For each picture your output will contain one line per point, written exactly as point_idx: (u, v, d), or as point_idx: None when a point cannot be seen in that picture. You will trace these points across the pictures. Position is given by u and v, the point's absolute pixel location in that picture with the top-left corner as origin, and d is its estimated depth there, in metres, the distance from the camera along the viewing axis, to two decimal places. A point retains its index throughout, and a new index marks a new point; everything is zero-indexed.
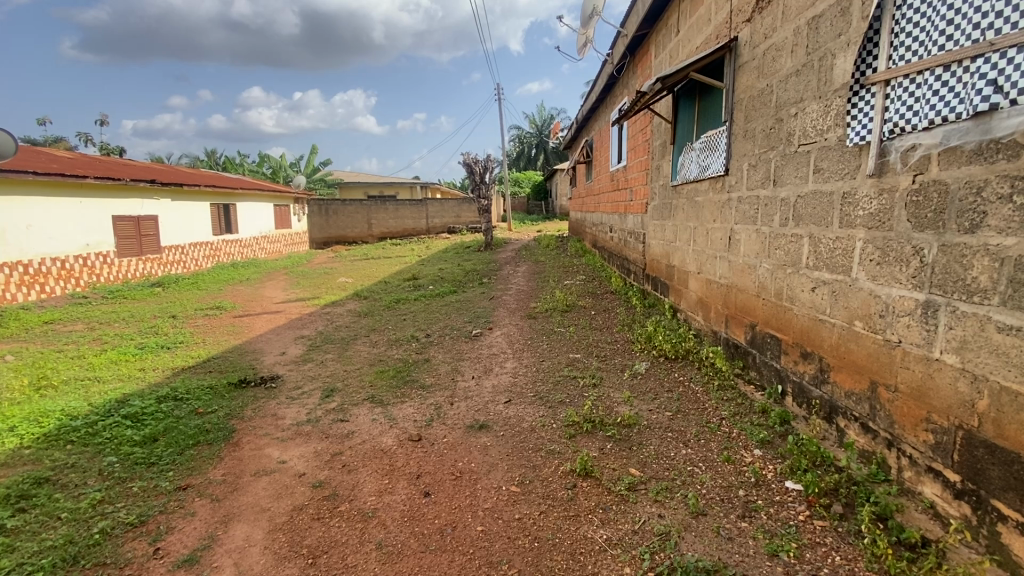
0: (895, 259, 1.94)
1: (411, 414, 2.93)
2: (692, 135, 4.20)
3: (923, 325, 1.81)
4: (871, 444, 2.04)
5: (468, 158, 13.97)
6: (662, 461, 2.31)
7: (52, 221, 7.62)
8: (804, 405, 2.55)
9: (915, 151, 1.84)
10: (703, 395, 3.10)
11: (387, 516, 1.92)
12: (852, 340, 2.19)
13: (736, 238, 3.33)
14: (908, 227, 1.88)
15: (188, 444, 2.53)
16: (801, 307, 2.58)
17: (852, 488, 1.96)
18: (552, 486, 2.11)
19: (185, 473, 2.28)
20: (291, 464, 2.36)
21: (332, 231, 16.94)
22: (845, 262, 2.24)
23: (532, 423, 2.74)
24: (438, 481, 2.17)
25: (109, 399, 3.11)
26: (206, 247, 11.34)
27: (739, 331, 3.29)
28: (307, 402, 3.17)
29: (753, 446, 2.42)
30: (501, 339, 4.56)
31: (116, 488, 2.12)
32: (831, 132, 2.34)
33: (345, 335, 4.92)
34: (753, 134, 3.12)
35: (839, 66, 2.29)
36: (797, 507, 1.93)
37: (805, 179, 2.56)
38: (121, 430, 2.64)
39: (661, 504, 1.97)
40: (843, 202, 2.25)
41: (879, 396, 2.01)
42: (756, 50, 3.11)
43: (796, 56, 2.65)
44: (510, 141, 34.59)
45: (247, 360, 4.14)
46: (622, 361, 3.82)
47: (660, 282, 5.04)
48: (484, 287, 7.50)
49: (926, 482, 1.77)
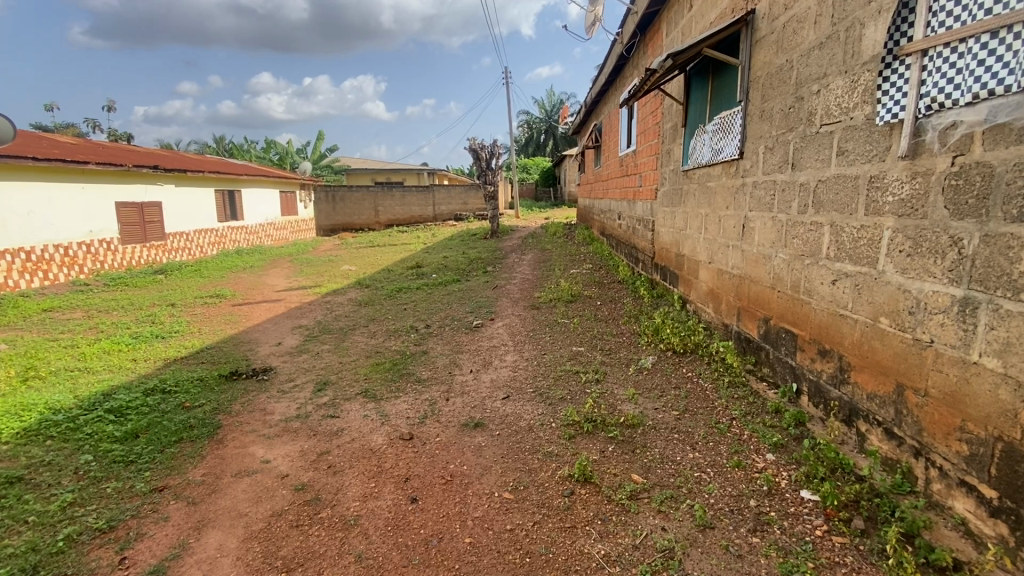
0: (929, 250, 1.75)
1: (404, 410, 2.81)
2: (705, 118, 3.96)
3: (959, 325, 1.62)
4: (896, 451, 1.88)
5: (474, 142, 13.70)
6: (666, 466, 2.17)
7: (54, 208, 7.56)
8: (821, 406, 2.38)
9: (955, 129, 1.62)
10: (712, 393, 2.93)
11: (370, 525, 1.81)
12: (876, 338, 2.01)
13: (750, 226, 3.13)
14: (945, 215, 1.68)
15: (169, 441, 2.45)
16: (820, 301, 2.40)
17: (875, 500, 1.80)
18: (549, 493, 1.98)
19: (163, 473, 2.19)
20: (274, 464, 2.26)
21: (339, 218, 16.80)
22: (871, 253, 2.05)
23: (530, 422, 2.60)
24: (427, 485, 2.06)
25: (96, 392, 3.04)
26: (211, 234, 11.29)
27: (751, 325, 3.11)
28: (298, 397, 3.06)
29: (765, 450, 2.27)
30: (502, 330, 4.43)
31: (90, 489, 2.04)
32: (857, 110, 2.12)
33: (343, 325, 4.81)
34: (770, 114, 2.90)
35: (869, 36, 2.05)
36: (813, 520, 1.78)
37: (827, 162, 2.35)
38: (103, 426, 2.57)
39: (664, 515, 1.83)
40: (869, 187, 2.05)
41: (905, 401, 1.84)
42: (775, 23, 2.87)
43: (820, 27, 2.41)
44: (519, 127, 34.11)
45: (241, 350, 4.06)
46: (627, 355, 3.66)
47: (669, 271, 4.84)
48: (488, 276, 7.34)
49: (958, 497, 1.61)
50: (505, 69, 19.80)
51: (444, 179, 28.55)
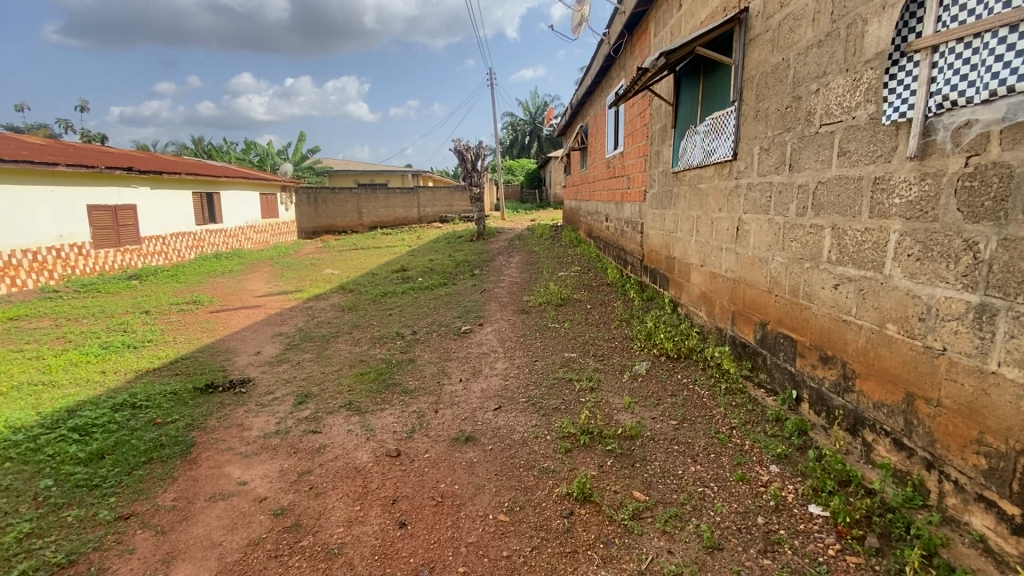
0: (940, 255, 1.68)
1: (391, 423, 2.66)
2: (696, 119, 3.90)
3: (975, 333, 1.56)
4: (906, 463, 1.81)
5: (459, 144, 13.57)
6: (668, 481, 2.07)
7: (22, 211, 7.21)
8: (823, 414, 2.31)
9: (969, 128, 1.56)
10: (709, 400, 2.84)
11: (356, 554, 1.67)
12: (882, 345, 1.94)
13: (745, 229, 3.06)
14: (957, 217, 1.61)
15: (138, 463, 2.26)
16: (821, 305, 2.33)
17: (888, 516, 1.73)
18: (547, 515, 1.86)
19: (131, 498, 2.01)
20: (251, 486, 2.10)
21: (322, 221, 16.45)
22: (876, 256, 1.98)
23: (523, 435, 2.48)
24: (416, 508, 1.92)
25: (59, 409, 2.82)
26: (188, 238, 10.90)
27: (747, 329, 3.04)
28: (277, 411, 2.89)
29: (768, 462, 2.18)
30: (491, 336, 4.31)
31: (49, 517, 1.86)
32: (860, 109, 2.06)
33: (326, 332, 4.62)
34: (766, 114, 2.84)
35: (872, 33, 1.99)
36: (824, 539, 1.69)
37: (827, 163, 2.29)
38: (65, 446, 2.36)
39: (670, 537, 1.73)
40: (874, 188, 1.99)
41: (916, 411, 1.78)
42: (770, 22, 2.81)
43: (818, 24, 2.35)
44: (504, 128, 34.09)
45: (219, 360, 3.86)
46: (621, 361, 3.57)
47: (660, 273, 4.77)
48: (475, 279, 7.21)
49: (975, 512, 1.55)
50: (489, 70, 19.66)
51: (429, 180, 28.25)
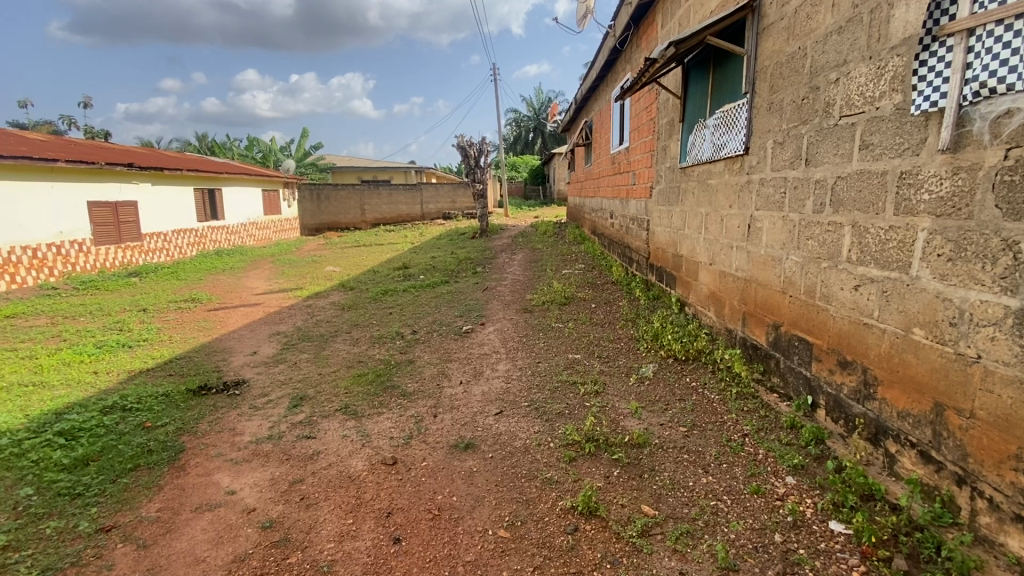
0: (975, 255, 1.56)
1: (388, 429, 2.56)
2: (705, 111, 3.76)
3: (1015, 340, 1.44)
4: (934, 477, 1.69)
5: (462, 140, 13.42)
6: (678, 493, 1.96)
7: (21, 207, 7.15)
8: (841, 422, 2.19)
9: (1011, 118, 1.43)
10: (719, 405, 2.73)
11: (345, 572, 1.57)
12: (908, 351, 1.82)
13: (757, 226, 2.94)
14: (995, 215, 1.49)
15: (123, 470, 2.17)
16: (839, 307, 2.21)
17: (915, 535, 1.61)
18: (549, 530, 1.75)
19: (113, 508, 1.92)
20: (240, 496, 2.01)
21: (324, 218, 16.37)
22: (901, 256, 1.85)
23: (525, 442, 2.38)
24: (411, 522, 1.81)
25: (47, 412, 2.74)
26: (189, 235, 10.83)
27: (759, 331, 2.92)
28: (271, 414, 2.80)
29: (784, 473, 2.07)
30: (493, 336, 4.21)
31: (27, 529, 1.77)
32: (884, 99, 1.93)
33: (325, 332, 4.53)
34: (780, 106, 2.70)
35: (899, 17, 1.85)
36: (848, 559, 1.58)
37: (848, 157, 2.16)
38: (49, 452, 2.28)
39: (681, 556, 1.62)
40: (900, 183, 1.86)
41: (946, 422, 1.66)
42: (785, 9, 2.67)
43: (838, 10, 2.22)
44: (509, 125, 33.92)
45: (214, 361, 3.76)
46: (627, 363, 3.45)
47: (666, 272, 4.64)
48: (477, 277, 7.11)
49: (1012, 533, 1.43)
50: (494, 65, 19.42)
51: (433, 177, 28.14)
